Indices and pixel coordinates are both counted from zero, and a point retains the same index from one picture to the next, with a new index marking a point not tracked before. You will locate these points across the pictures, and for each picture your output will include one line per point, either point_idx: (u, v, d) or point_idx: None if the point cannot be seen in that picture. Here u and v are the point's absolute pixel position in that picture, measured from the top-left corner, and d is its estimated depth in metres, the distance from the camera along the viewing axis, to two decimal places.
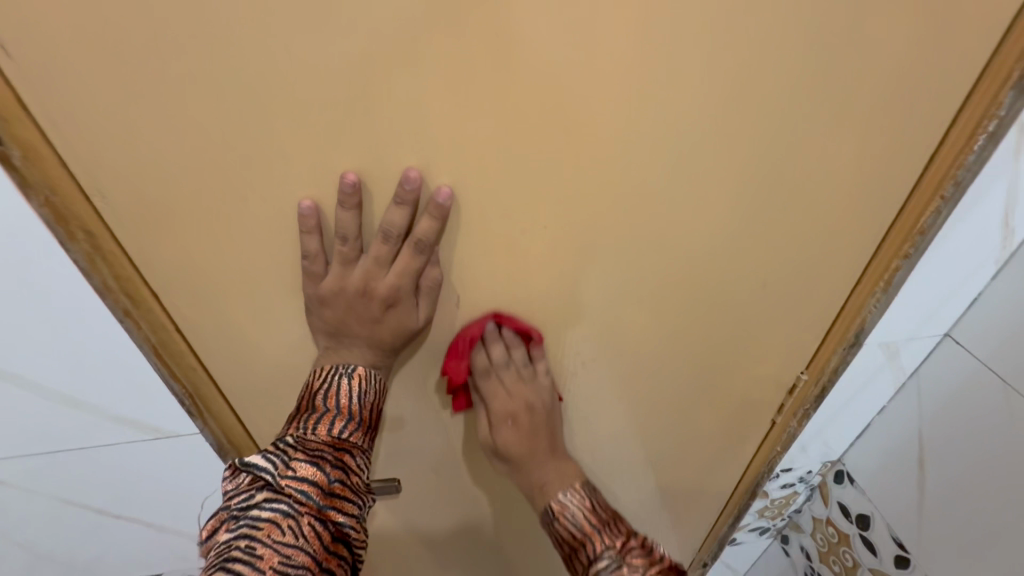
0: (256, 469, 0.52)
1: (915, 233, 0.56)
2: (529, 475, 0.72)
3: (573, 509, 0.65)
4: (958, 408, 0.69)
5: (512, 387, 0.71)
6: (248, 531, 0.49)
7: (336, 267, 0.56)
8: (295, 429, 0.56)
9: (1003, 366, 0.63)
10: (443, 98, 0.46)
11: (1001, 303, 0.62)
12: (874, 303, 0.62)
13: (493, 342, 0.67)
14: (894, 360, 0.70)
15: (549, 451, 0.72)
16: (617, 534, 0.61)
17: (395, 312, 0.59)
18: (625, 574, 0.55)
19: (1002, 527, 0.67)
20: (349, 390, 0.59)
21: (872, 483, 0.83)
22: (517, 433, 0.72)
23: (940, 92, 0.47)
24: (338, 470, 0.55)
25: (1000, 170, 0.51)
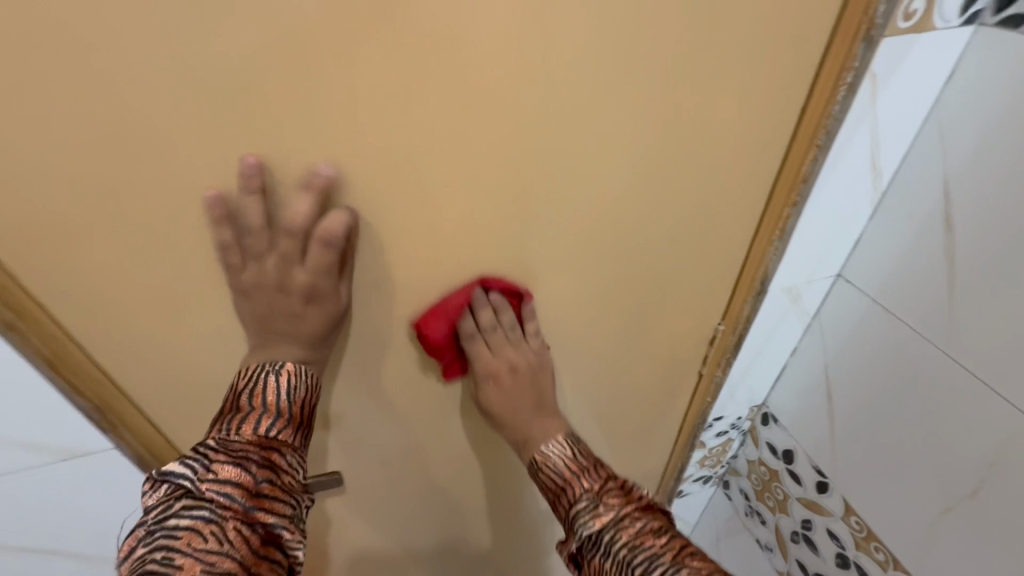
0: (173, 477, 0.51)
1: (799, 181, 0.60)
2: (517, 438, 0.75)
3: (556, 460, 0.70)
4: (856, 339, 0.75)
5: (496, 350, 0.70)
6: (166, 541, 0.47)
7: (255, 261, 0.54)
8: (218, 431, 0.54)
9: (887, 297, 0.69)
10: (327, 79, 0.44)
11: (880, 243, 0.68)
12: (773, 250, 0.67)
13: (481, 309, 0.66)
14: (798, 303, 0.77)
15: (531, 407, 0.74)
16: (597, 479, 0.67)
17: (317, 303, 0.57)
18: (602, 516, 0.62)
19: (906, 443, 0.73)
20: (276, 387, 0.57)
21: (793, 421, 0.90)
22: (500, 390, 0.73)
23: (803, 53, 0.52)
24: (267, 469, 0.54)
25: (864, 118, 0.56)
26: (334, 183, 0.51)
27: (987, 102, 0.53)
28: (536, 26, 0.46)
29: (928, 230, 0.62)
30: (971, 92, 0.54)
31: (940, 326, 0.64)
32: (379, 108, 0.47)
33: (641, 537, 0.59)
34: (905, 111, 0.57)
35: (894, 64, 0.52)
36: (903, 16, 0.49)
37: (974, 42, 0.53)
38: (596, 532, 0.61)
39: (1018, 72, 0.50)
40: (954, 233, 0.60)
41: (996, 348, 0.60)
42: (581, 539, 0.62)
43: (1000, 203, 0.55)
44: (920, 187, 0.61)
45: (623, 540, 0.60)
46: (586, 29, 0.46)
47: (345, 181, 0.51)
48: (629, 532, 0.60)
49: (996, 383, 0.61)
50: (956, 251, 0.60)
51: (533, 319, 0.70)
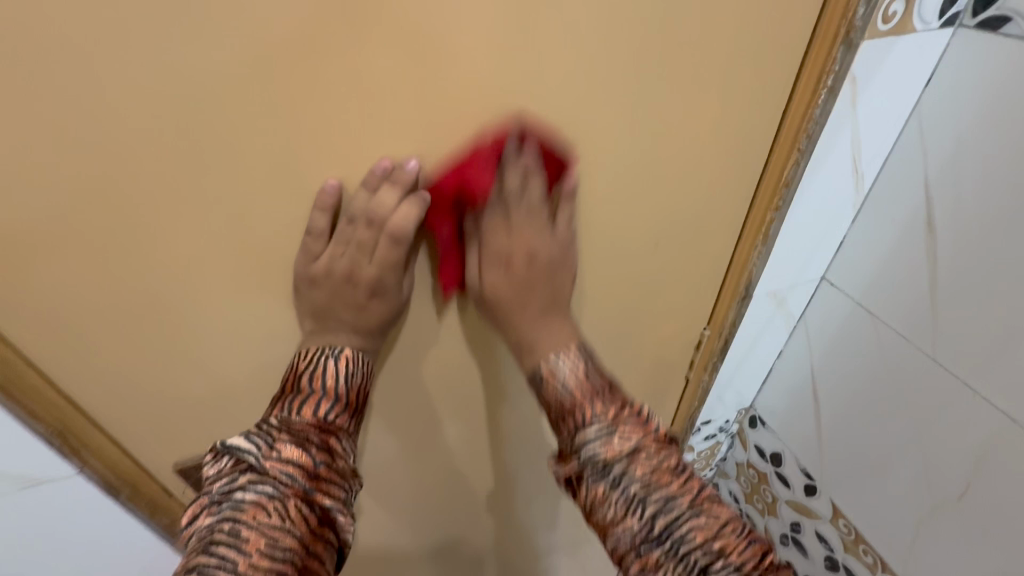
0: (238, 451, 0.48)
1: (781, 186, 0.60)
2: (515, 334, 0.58)
3: (566, 374, 0.53)
4: (841, 342, 0.74)
5: (514, 228, 0.55)
6: (232, 514, 0.45)
7: (329, 247, 0.53)
8: (281, 410, 0.52)
9: (871, 300, 0.69)
10: (286, 89, 0.42)
11: (862, 246, 0.67)
12: (757, 255, 0.67)
13: (510, 168, 0.50)
14: (782, 307, 0.76)
15: (542, 306, 0.57)
16: (612, 404, 0.52)
17: (379, 296, 0.55)
18: (616, 446, 0.49)
19: (892, 444, 0.72)
20: (335, 373, 0.54)
21: (780, 423, 0.90)
22: (510, 280, 0.56)
23: (781, 59, 0.51)
24: (326, 452, 0.51)
25: (845, 123, 0.55)
26: (298, 198, 0.49)
27: (967, 106, 0.53)
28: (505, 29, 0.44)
29: (910, 232, 0.62)
30: (950, 95, 0.54)
31: (923, 329, 0.64)
32: (344, 119, 0.45)
33: (659, 476, 0.48)
34: (884, 115, 0.56)
35: (874, 67, 0.51)
36: (881, 20, 0.48)
37: (952, 45, 0.53)
38: (605, 462, 0.49)
39: (995, 77, 0.50)
40: (936, 235, 0.60)
41: (979, 351, 0.60)
42: (585, 465, 0.49)
43: (981, 207, 0.55)
44: (902, 189, 0.61)
45: (636, 475, 0.48)
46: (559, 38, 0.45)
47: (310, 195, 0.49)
48: (644, 465, 0.48)
49: (984, 389, 0.61)
50: (938, 253, 0.60)
51: (571, 203, 0.55)
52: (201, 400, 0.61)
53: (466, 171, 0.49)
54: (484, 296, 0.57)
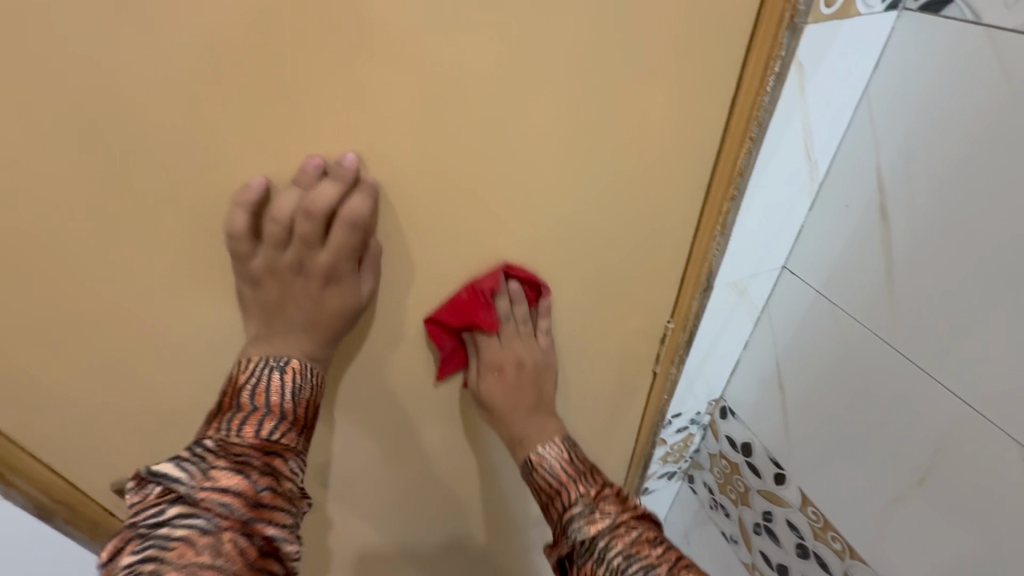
0: (166, 480, 0.46)
1: (736, 175, 0.58)
2: (513, 433, 0.73)
3: (552, 460, 0.68)
4: (805, 333, 0.74)
5: (504, 341, 0.70)
6: (157, 552, 0.42)
7: (267, 248, 0.52)
8: (218, 430, 0.51)
9: (830, 290, 0.68)
10: (200, 80, 0.41)
11: (821, 234, 0.66)
12: (716, 246, 0.66)
13: (501, 298, 0.65)
14: (744, 297, 0.76)
15: (526, 409, 0.72)
16: (593, 485, 0.65)
17: (333, 291, 0.55)
18: (598, 522, 0.60)
19: (855, 435, 0.72)
20: (280, 387, 0.55)
21: (750, 414, 0.89)
22: (502, 384, 0.71)
23: (721, 48, 0.50)
24: (268, 476, 0.50)
25: (794, 108, 0.54)
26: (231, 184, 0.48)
27: (919, 91, 0.52)
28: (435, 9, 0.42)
29: (864, 220, 0.61)
30: (901, 79, 0.53)
31: (884, 321, 0.63)
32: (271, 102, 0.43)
33: (637, 548, 0.57)
34: (833, 100, 0.55)
35: (820, 52, 0.51)
36: (825, 3, 0.47)
37: (898, 28, 0.52)
38: (590, 540, 0.59)
39: (944, 62, 0.49)
40: (890, 223, 0.59)
41: (950, 349, 0.58)
42: (574, 543, 0.60)
43: (935, 196, 0.54)
44: (857, 176, 0.60)
45: (617, 548, 0.57)
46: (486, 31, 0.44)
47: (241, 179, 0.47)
48: (624, 539, 0.58)
49: (963, 393, 0.58)
50: (894, 243, 0.59)
51: (546, 318, 0.70)
52: (154, 388, 0.61)
53: (475, 311, 0.63)
54: (487, 403, 0.73)
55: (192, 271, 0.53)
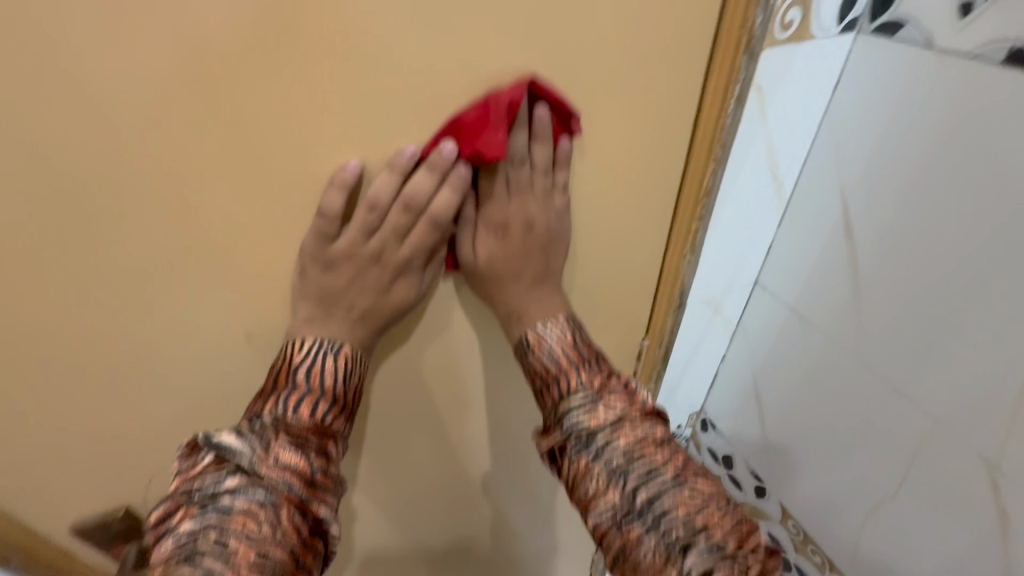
0: (228, 453, 0.46)
1: (703, 195, 0.58)
2: (503, 306, 0.58)
3: (553, 343, 0.56)
4: (780, 347, 0.73)
5: (513, 193, 0.53)
6: (219, 523, 0.44)
7: (353, 228, 0.50)
8: (275, 408, 0.51)
9: (803, 306, 0.68)
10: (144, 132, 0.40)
11: (791, 250, 0.66)
12: (687, 263, 0.65)
13: (518, 129, 0.49)
14: (718, 312, 0.75)
15: (527, 282, 0.57)
16: (598, 374, 0.55)
17: (402, 283, 0.54)
18: (599, 414, 0.52)
19: (832, 451, 0.71)
20: (334, 371, 0.53)
21: (729, 426, 0.89)
22: (505, 246, 0.55)
23: (676, 77, 0.49)
24: (322, 457, 0.51)
25: (756, 131, 0.55)
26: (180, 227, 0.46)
27: (876, 108, 0.52)
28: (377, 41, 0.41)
29: (829, 236, 0.61)
30: (861, 99, 0.53)
31: (853, 336, 0.63)
32: (220, 141, 0.43)
33: (643, 449, 0.50)
34: (795, 120, 0.56)
35: (777, 74, 0.51)
36: (780, 28, 0.47)
37: (854, 50, 0.52)
38: (588, 432, 0.52)
39: (904, 83, 0.49)
40: (854, 238, 0.59)
41: (911, 360, 0.58)
42: (570, 435, 0.53)
43: (894, 210, 0.54)
44: (821, 194, 0.60)
45: (619, 446, 0.50)
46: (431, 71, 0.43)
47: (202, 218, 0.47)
48: (627, 437, 0.51)
49: (923, 402, 0.58)
50: (859, 258, 0.59)
51: (566, 169, 0.53)
52: (120, 435, 0.60)
53: (480, 132, 0.45)
54: (480, 268, 0.56)
55: (146, 320, 0.51)
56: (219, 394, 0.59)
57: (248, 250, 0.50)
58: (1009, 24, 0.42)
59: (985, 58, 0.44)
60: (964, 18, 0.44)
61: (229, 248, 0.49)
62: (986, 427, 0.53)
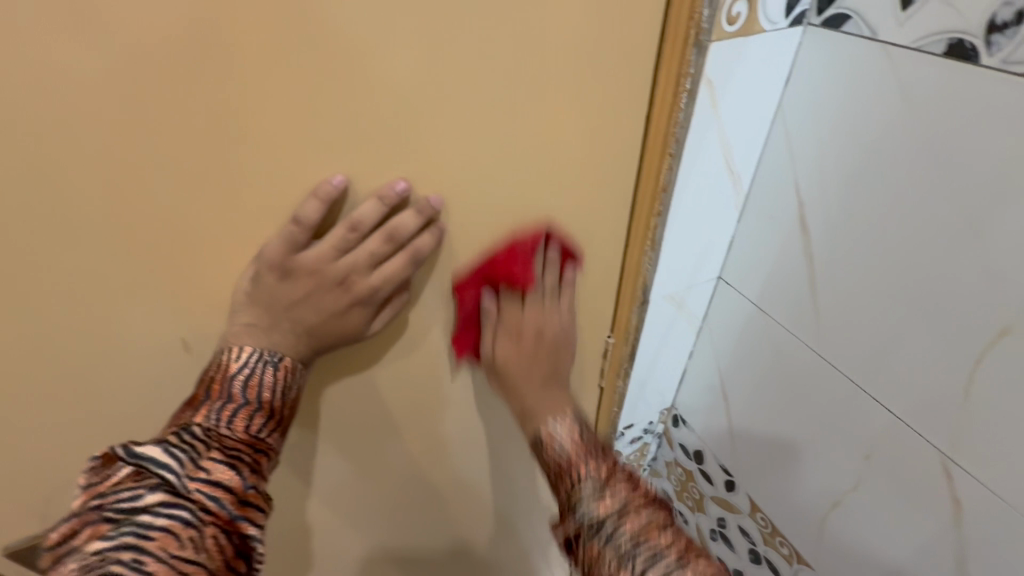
0: (152, 466, 0.43)
1: (660, 190, 0.57)
2: (517, 400, 0.61)
3: (563, 437, 0.56)
4: (744, 342, 0.74)
5: (530, 307, 0.59)
6: (134, 542, 0.39)
7: (327, 244, 0.49)
8: (206, 419, 0.48)
9: (764, 301, 0.68)
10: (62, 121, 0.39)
11: (748, 245, 0.66)
12: (649, 259, 0.64)
13: (546, 267, 0.59)
14: (683, 309, 0.75)
15: (541, 380, 0.60)
16: (604, 462, 0.54)
17: (356, 311, 0.53)
18: (608, 503, 0.50)
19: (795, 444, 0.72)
20: (272, 384, 0.52)
21: (698, 421, 0.89)
22: (519, 352, 0.59)
23: (625, 70, 0.48)
24: (254, 474, 0.49)
25: (711, 126, 0.54)
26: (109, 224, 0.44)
27: (826, 103, 0.52)
28: (306, 29, 0.39)
29: (785, 231, 0.61)
30: (810, 94, 0.53)
31: (812, 331, 0.63)
32: (143, 136, 0.40)
33: (648, 532, 0.48)
34: (748, 114, 0.55)
35: (727, 70, 0.50)
36: (727, 20, 0.46)
37: (803, 43, 0.52)
38: (597, 520, 0.50)
39: (850, 77, 0.49)
40: (809, 235, 0.59)
41: (866, 356, 0.58)
42: (581, 525, 0.50)
43: (844, 207, 0.54)
44: (775, 188, 0.60)
45: (627, 530, 0.48)
46: (369, 66, 0.41)
47: (132, 214, 0.44)
48: (634, 522, 0.49)
49: (880, 398, 0.58)
50: (814, 254, 0.59)
51: (572, 289, 0.61)
52: (70, 434, 0.59)
53: (513, 267, 0.56)
54: (496, 363, 0.61)
55: (77, 318, 0.50)
56: (165, 397, 0.57)
57: (182, 252, 0.47)
58: (948, 17, 0.42)
59: (926, 51, 0.44)
60: (905, 10, 0.44)
61: (162, 247, 0.47)
62: (939, 422, 0.54)
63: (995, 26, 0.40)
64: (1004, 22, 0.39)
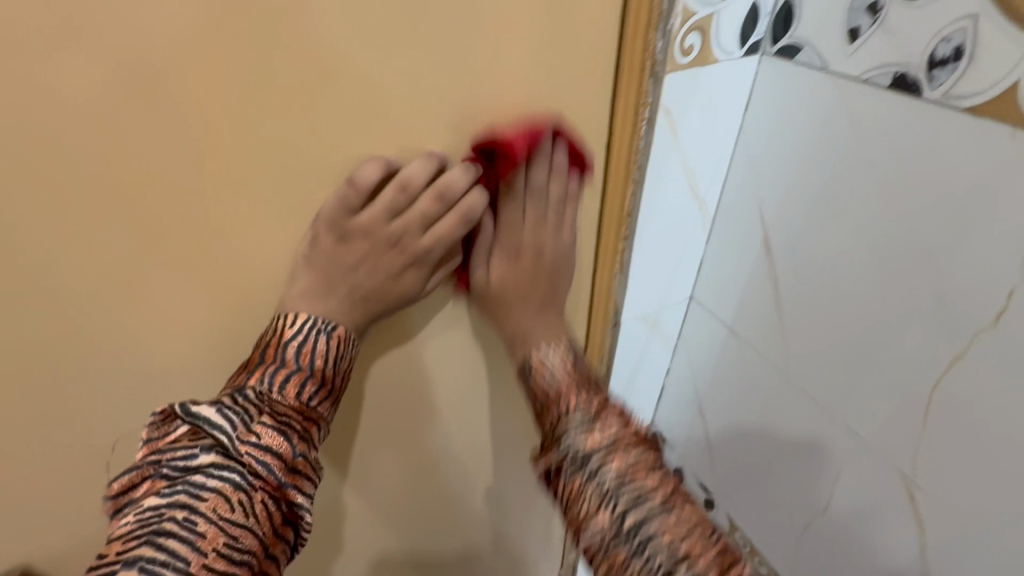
0: (205, 427, 0.42)
1: (625, 215, 0.56)
2: (510, 329, 0.55)
3: (555, 366, 0.52)
4: (720, 361, 0.73)
5: (530, 224, 0.52)
6: (187, 501, 0.40)
7: (379, 205, 0.46)
8: (260, 383, 0.45)
9: (735, 322, 0.67)
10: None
11: (717, 265, 0.66)
12: (618, 282, 0.63)
13: (541, 163, 0.49)
14: (656, 329, 0.74)
15: (534, 305, 0.55)
16: (597, 396, 0.50)
17: (412, 273, 0.50)
18: (595, 436, 0.47)
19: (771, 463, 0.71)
20: (326, 351, 0.48)
21: (678, 438, 0.88)
22: (519, 270, 0.53)
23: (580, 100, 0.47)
24: (305, 442, 0.47)
25: (672, 152, 0.54)
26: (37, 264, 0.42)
27: (785, 129, 0.52)
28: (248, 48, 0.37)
29: (751, 254, 0.62)
30: (770, 120, 0.53)
31: (781, 352, 0.63)
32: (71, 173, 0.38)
33: (635, 472, 0.45)
34: (709, 139, 0.56)
35: (685, 97, 0.50)
36: (680, 52, 0.47)
37: (760, 71, 0.53)
38: (583, 452, 0.46)
39: (806, 105, 0.50)
40: (774, 256, 0.59)
41: (832, 378, 0.58)
42: (565, 456, 0.47)
43: (805, 229, 0.55)
44: (741, 210, 0.61)
45: (613, 468, 0.45)
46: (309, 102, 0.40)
47: (81, 248, 0.42)
48: (621, 459, 0.45)
49: (846, 419, 0.58)
50: (780, 275, 0.59)
51: (576, 204, 0.53)
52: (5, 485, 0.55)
53: (513, 150, 0.46)
54: (491, 291, 0.54)
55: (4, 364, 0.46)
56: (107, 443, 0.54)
57: (120, 291, 0.45)
58: (893, 50, 0.43)
59: (873, 83, 0.45)
60: (853, 42, 0.45)
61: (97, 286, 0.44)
62: (899, 449, 0.54)
63: (936, 61, 0.41)
64: (944, 58, 0.40)
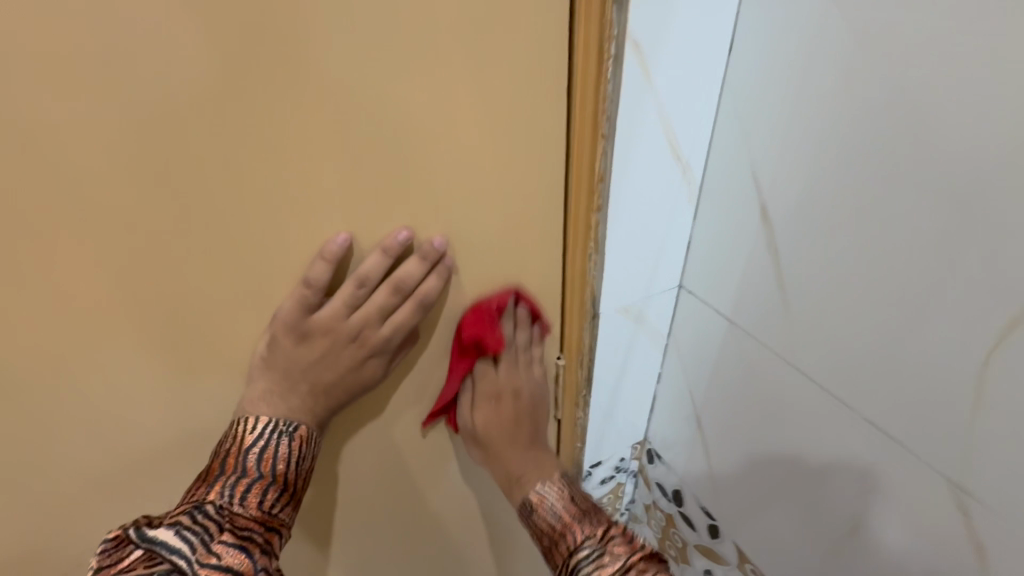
0: (164, 551, 0.37)
1: (597, 180, 0.46)
2: (501, 468, 0.56)
3: (554, 501, 0.51)
4: (721, 364, 0.62)
5: (503, 368, 0.55)
6: None
7: (337, 301, 0.43)
8: (221, 495, 0.41)
9: (734, 309, 0.58)
10: None
11: (707, 244, 0.57)
12: (594, 263, 0.52)
13: (506, 322, 0.52)
14: (642, 323, 0.63)
15: (522, 444, 0.56)
16: (600, 522, 0.49)
17: (375, 364, 0.47)
18: (608, 568, 0.45)
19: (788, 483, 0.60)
20: (289, 455, 0.45)
21: (677, 457, 0.76)
22: (499, 417, 0.55)
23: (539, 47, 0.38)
24: (267, 556, 0.42)
25: (642, 98, 0.46)
26: None
27: (779, 70, 0.45)
28: None
29: (744, 224, 0.53)
30: (755, 62, 0.46)
31: (787, 344, 0.54)
32: None
33: None
34: (690, 85, 0.48)
35: (655, 29, 0.43)
36: None
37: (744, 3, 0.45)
38: None
39: (799, 36, 0.43)
40: (772, 224, 0.50)
41: (857, 368, 0.48)
42: None
43: (807, 190, 0.46)
44: (733, 177, 0.52)
45: None
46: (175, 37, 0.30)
47: None
48: None
49: (877, 419, 0.48)
50: (779, 245, 0.51)
51: (543, 343, 0.56)
52: None
53: (483, 332, 0.49)
54: (476, 435, 0.56)
55: None
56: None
57: None
58: None
59: None
60: None
61: None
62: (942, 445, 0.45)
63: None
64: None
